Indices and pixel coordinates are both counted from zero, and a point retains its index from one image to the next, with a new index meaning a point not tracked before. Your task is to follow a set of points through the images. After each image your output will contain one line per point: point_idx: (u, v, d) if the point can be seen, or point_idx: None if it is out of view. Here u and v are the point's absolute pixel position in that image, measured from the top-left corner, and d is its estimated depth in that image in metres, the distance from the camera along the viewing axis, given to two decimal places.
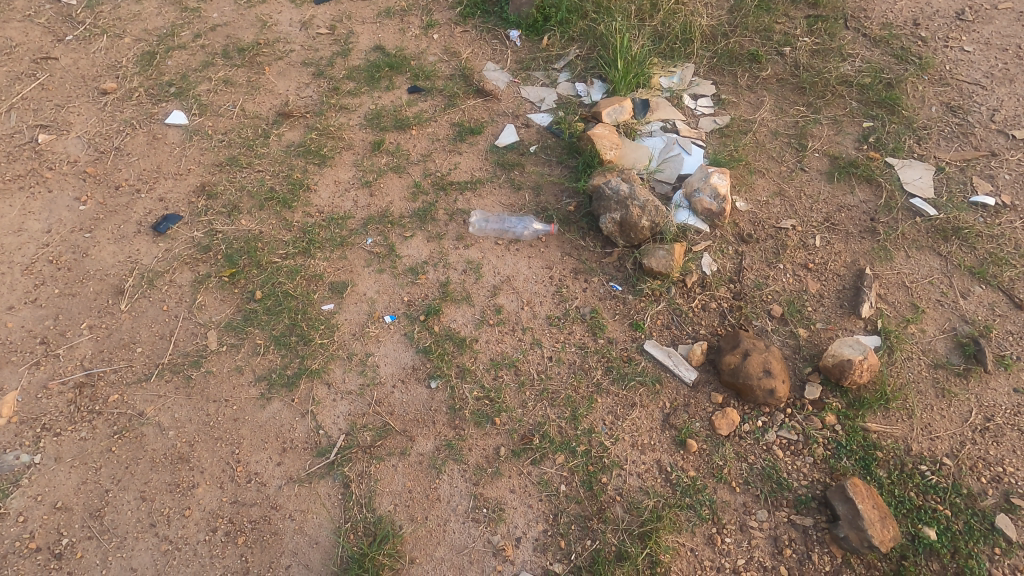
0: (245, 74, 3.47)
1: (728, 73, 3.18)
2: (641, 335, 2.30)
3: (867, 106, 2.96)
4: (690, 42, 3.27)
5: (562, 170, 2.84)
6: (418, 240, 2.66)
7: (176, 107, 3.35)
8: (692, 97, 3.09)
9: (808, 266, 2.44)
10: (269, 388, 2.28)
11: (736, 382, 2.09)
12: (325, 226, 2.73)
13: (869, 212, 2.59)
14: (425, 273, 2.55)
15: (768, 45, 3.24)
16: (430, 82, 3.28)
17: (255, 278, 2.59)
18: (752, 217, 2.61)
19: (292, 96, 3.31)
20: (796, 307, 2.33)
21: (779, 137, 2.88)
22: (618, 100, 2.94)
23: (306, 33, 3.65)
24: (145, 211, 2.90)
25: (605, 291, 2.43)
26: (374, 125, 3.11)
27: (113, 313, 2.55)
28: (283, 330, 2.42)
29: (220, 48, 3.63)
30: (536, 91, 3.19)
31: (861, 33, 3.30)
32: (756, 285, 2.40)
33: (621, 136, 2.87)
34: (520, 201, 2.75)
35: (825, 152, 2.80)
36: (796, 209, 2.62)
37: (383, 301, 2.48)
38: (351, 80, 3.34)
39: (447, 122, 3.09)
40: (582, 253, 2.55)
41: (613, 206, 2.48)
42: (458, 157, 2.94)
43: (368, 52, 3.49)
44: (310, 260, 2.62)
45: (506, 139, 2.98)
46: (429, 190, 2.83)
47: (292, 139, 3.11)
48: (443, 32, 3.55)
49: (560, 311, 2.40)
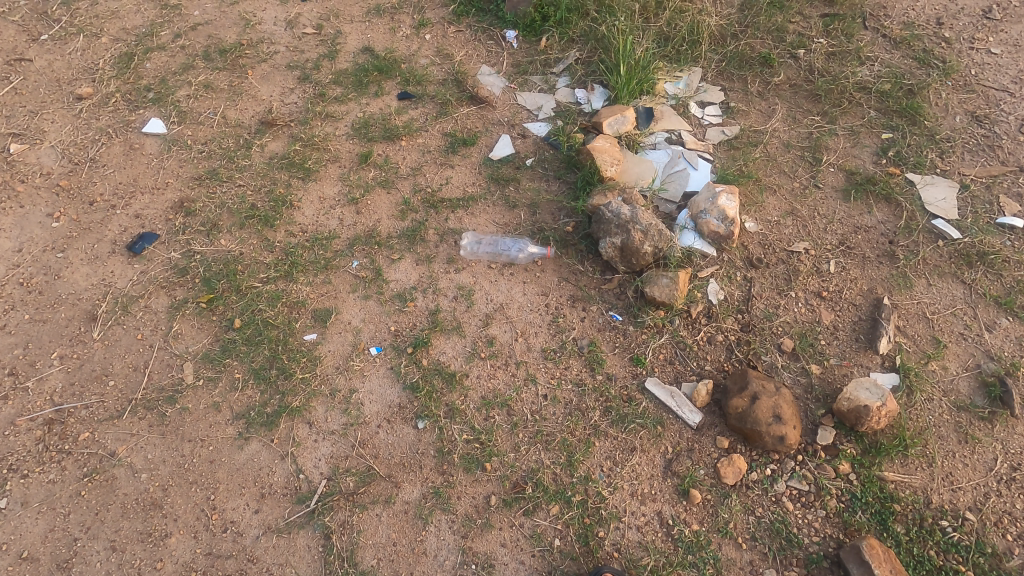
0: (227, 77, 3.29)
1: (738, 78, 2.98)
2: (642, 371, 2.16)
3: (887, 115, 2.76)
4: (698, 43, 3.06)
5: (560, 186, 2.67)
6: (407, 263, 2.50)
7: (154, 113, 3.18)
8: (699, 105, 2.89)
9: (821, 294, 2.29)
10: (247, 427, 2.16)
11: (743, 427, 1.95)
12: (309, 247, 2.58)
13: (887, 234, 2.42)
14: (414, 299, 2.40)
15: (780, 47, 3.04)
16: (421, 88, 3.09)
17: (233, 304, 2.45)
18: (762, 239, 2.44)
19: (276, 103, 3.14)
20: (808, 340, 2.18)
21: (792, 149, 2.70)
22: (619, 110, 2.75)
23: (291, 33, 3.46)
24: (120, 229, 2.75)
25: (605, 322, 2.29)
26: (361, 135, 2.93)
27: (85, 341, 2.43)
28: (262, 363, 2.29)
29: (201, 49, 3.45)
30: (533, 98, 3.01)
31: (881, 33, 3.09)
32: (766, 316, 2.25)
33: (622, 149, 2.68)
34: (515, 220, 2.58)
35: (841, 167, 2.62)
36: (809, 230, 2.46)
37: (368, 331, 2.34)
38: (338, 86, 3.16)
39: (438, 131, 2.91)
40: (580, 278, 2.40)
41: (613, 230, 2.32)
42: (450, 171, 2.77)
43: (356, 54, 3.30)
44: (292, 284, 2.48)
45: (500, 152, 2.80)
46: (419, 207, 2.66)
47: (275, 150, 2.94)
48: (435, 32, 3.35)
49: (556, 343, 2.25)
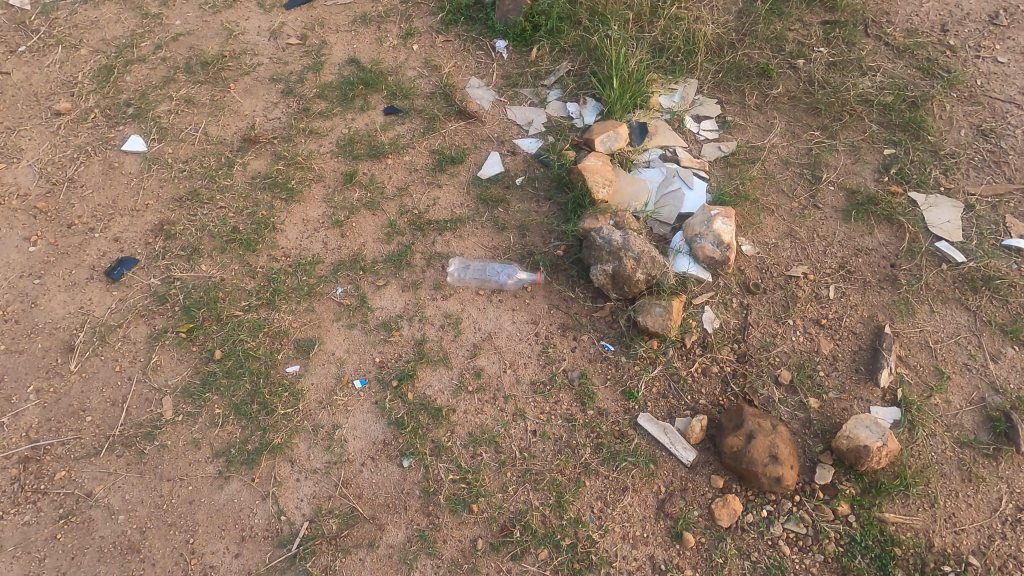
0: (209, 91, 3.19)
1: (735, 89, 2.88)
2: (634, 406, 2.09)
3: (889, 130, 2.67)
4: (693, 53, 2.96)
5: (551, 206, 2.58)
6: (392, 289, 2.43)
7: (134, 130, 3.09)
8: (694, 119, 2.80)
9: (819, 322, 2.21)
10: (227, 465, 2.10)
11: (738, 467, 1.89)
12: (292, 273, 2.51)
13: (889, 258, 2.33)
14: (399, 328, 2.33)
15: (779, 57, 2.94)
16: (408, 102, 3.00)
17: (214, 334, 2.37)
18: (759, 263, 2.36)
19: (259, 118, 3.04)
20: (806, 372, 2.11)
21: (791, 166, 2.61)
22: (612, 126, 2.66)
23: (275, 43, 3.35)
24: (99, 253, 2.68)
25: (596, 352, 2.21)
26: (346, 153, 2.84)
27: (61, 374, 2.36)
28: (243, 398, 2.22)
29: (183, 61, 3.34)
30: (523, 112, 2.91)
31: (883, 41, 2.99)
32: (763, 346, 2.17)
33: (615, 167, 2.59)
34: (504, 243, 2.50)
35: (841, 185, 2.53)
36: (807, 254, 2.38)
37: (353, 362, 2.27)
38: (323, 100, 3.06)
39: (425, 148, 2.82)
40: (571, 306, 2.32)
41: (605, 257, 2.24)
42: (437, 191, 2.68)
43: (341, 66, 3.19)
44: (274, 313, 2.40)
45: (489, 170, 2.72)
46: (405, 230, 2.58)
47: (257, 169, 2.85)
48: (423, 42, 3.25)
49: (545, 375, 2.18)
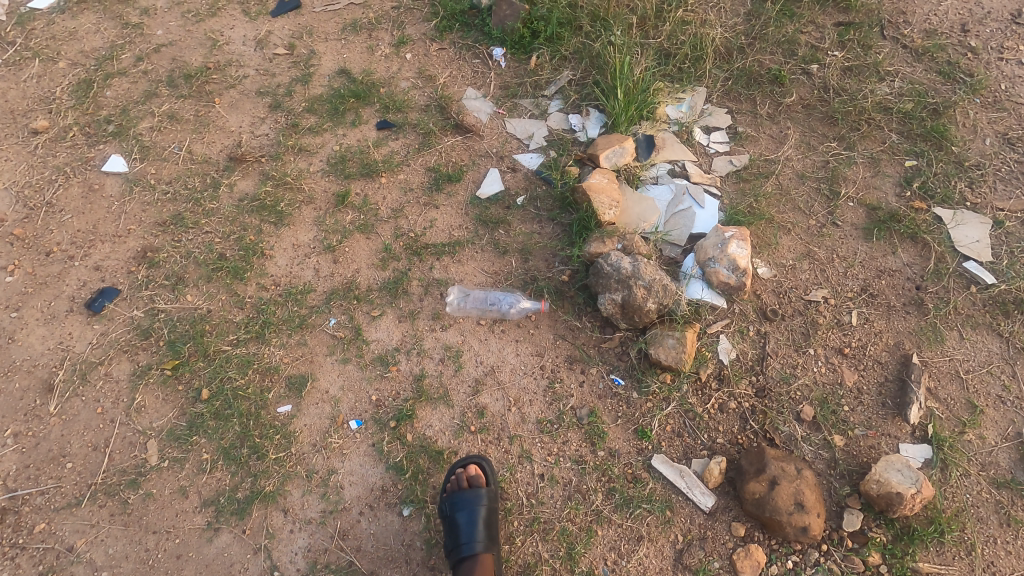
0: (193, 106, 3.03)
1: (745, 97, 2.73)
2: (648, 446, 1.97)
3: (910, 139, 2.53)
4: (701, 60, 2.81)
5: (554, 227, 2.44)
6: (388, 320, 2.30)
7: (115, 149, 2.93)
8: (703, 130, 2.65)
9: (842, 352, 2.09)
10: (216, 515, 1.98)
11: (761, 515, 1.77)
12: (282, 303, 2.37)
13: (914, 279, 2.20)
14: (396, 363, 2.20)
15: (791, 63, 2.78)
16: (402, 115, 2.85)
17: (200, 372, 2.25)
18: (776, 287, 2.23)
19: (245, 135, 2.89)
20: (829, 407, 1.99)
21: (807, 181, 2.47)
22: (617, 141, 2.51)
23: (261, 54, 3.20)
24: (79, 284, 2.54)
25: (606, 387, 2.09)
26: (337, 172, 2.70)
27: (40, 417, 2.23)
28: (233, 441, 2.10)
29: (165, 73, 3.18)
30: (523, 125, 2.77)
31: (901, 43, 2.83)
32: (782, 378, 2.05)
33: (621, 185, 2.45)
34: (505, 268, 2.37)
35: (861, 201, 2.40)
36: (827, 276, 2.24)
37: (348, 401, 2.15)
38: (312, 114, 2.91)
39: (420, 166, 2.68)
40: (578, 336, 2.19)
41: (613, 285, 2.10)
42: (434, 212, 2.54)
43: (331, 77, 3.04)
44: (264, 347, 2.27)
45: (489, 189, 2.57)
46: (401, 255, 2.45)
47: (244, 190, 2.70)
48: (417, 50, 3.09)
49: (552, 413, 2.06)
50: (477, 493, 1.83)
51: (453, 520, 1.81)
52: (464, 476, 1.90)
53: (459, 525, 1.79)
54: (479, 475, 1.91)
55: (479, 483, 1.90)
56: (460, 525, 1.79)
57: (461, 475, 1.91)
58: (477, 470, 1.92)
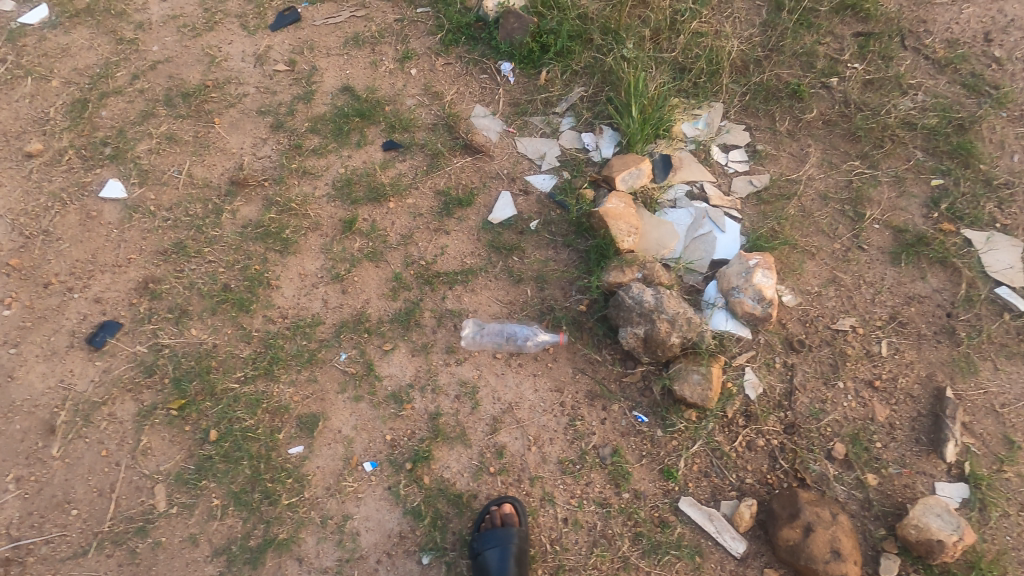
0: (192, 127, 2.94)
1: (764, 113, 2.64)
2: (674, 487, 1.91)
3: (936, 157, 2.45)
4: (717, 74, 2.72)
5: (570, 254, 2.36)
6: (401, 354, 2.22)
7: (112, 173, 2.83)
8: (721, 149, 2.57)
9: (873, 384, 2.02)
10: (228, 565, 1.91)
11: (796, 562, 1.71)
12: (291, 337, 2.29)
13: (945, 306, 2.14)
14: (411, 400, 2.13)
15: (810, 76, 2.69)
16: (409, 135, 2.76)
17: (208, 412, 2.17)
18: (802, 315, 2.16)
19: (247, 157, 2.80)
20: (861, 444, 1.93)
21: (830, 202, 2.39)
22: (634, 162, 2.42)
23: (261, 70, 3.10)
24: (79, 317, 2.45)
25: (629, 424, 2.02)
26: (343, 196, 2.61)
27: (42, 460, 2.15)
28: (243, 485, 2.03)
29: (163, 92, 3.08)
30: (534, 145, 2.68)
31: (922, 54, 2.74)
32: (812, 413, 1.98)
33: (639, 209, 2.37)
34: (521, 298, 2.29)
35: (887, 223, 2.32)
36: (854, 303, 2.17)
37: (362, 441, 2.08)
38: (315, 135, 2.82)
39: (429, 189, 2.59)
40: (598, 370, 2.12)
41: (635, 319, 2.03)
42: (444, 238, 2.46)
43: (334, 95, 2.94)
44: (273, 385, 2.20)
45: (501, 214, 2.49)
46: (412, 284, 2.36)
47: (248, 216, 2.62)
48: (422, 65, 2.99)
49: (574, 453, 1.99)
50: (508, 530, 1.78)
51: (483, 558, 1.76)
52: (498, 514, 1.86)
53: (490, 562, 1.74)
54: (514, 514, 1.87)
55: (513, 522, 1.85)
56: (490, 562, 1.74)
57: (495, 514, 1.87)
58: (511, 509, 1.88)
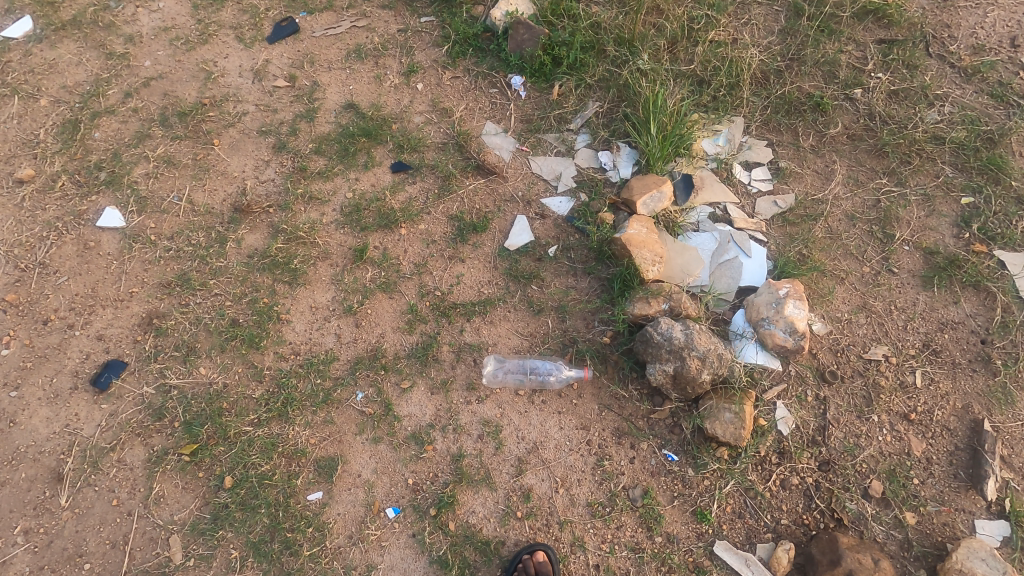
0: (190, 149, 2.82)
1: (786, 128, 2.56)
2: (708, 530, 1.86)
3: (965, 173, 2.38)
4: (737, 87, 2.62)
5: (591, 282, 2.28)
6: (420, 392, 2.15)
7: (109, 200, 2.71)
8: (743, 167, 2.49)
9: (909, 417, 1.96)
10: None
11: None
12: (305, 375, 2.21)
13: (979, 333, 2.09)
14: (432, 441, 2.06)
15: (833, 87, 2.61)
16: (418, 156, 2.66)
17: (221, 456, 2.10)
18: (833, 344, 2.09)
19: (250, 181, 2.70)
20: (899, 481, 1.87)
21: (858, 222, 2.32)
22: (655, 184, 2.33)
23: (260, 86, 2.97)
24: (81, 356, 2.34)
25: (658, 464, 1.96)
26: (353, 223, 2.52)
27: (51, 511, 2.06)
28: (262, 535, 1.97)
29: (158, 111, 2.95)
30: (549, 164, 2.59)
31: (947, 62, 2.66)
32: (847, 449, 1.93)
33: (661, 234, 2.29)
34: (541, 330, 2.21)
35: (917, 244, 2.26)
36: (886, 330, 2.11)
37: (383, 485, 2.01)
38: (320, 156, 2.71)
39: (442, 214, 2.50)
40: (624, 406, 2.06)
41: (664, 355, 1.96)
42: (460, 266, 2.38)
43: (338, 112, 2.83)
44: (288, 427, 2.12)
45: (518, 239, 2.41)
46: (428, 316, 2.28)
47: (254, 246, 2.52)
48: (428, 79, 2.88)
49: (603, 494, 1.94)
50: None
51: None
52: (531, 563, 1.80)
53: None
54: (547, 563, 1.81)
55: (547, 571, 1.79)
56: None
57: (528, 563, 1.81)
58: (544, 556, 1.82)
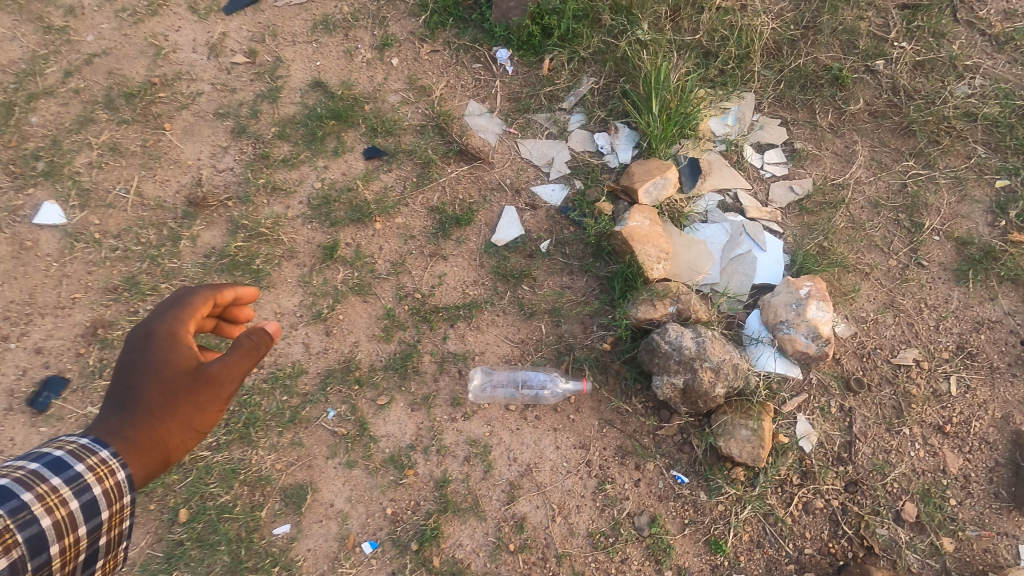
0: (139, 135, 2.52)
1: (801, 105, 2.31)
2: (723, 561, 1.67)
3: (998, 154, 2.15)
4: (747, 59, 2.36)
5: (588, 281, 2.05)
6: (399, 409, 1.91)
7: (47, 194, 2.41)
8: (755, 149, 2.25)
9: (943, 430, 1.77)
10: None
11: None
12: (269, 391, 1.94)
13: (1018, 333, 1.89)
14: (413, 465, 1.83)
15: (852, 59, 2.35)
16: (393, 140, 2.38)
17: (176, 486, 1.83)
18: (859, 348, 1.88)
19: (206, 170, 2.41)
20: (935, 502, 1.68)
21: (882, 210, 2.09)
22: (658, 168, 2.09)
23: (216, 64, 2.66)
24: (16, 372, 2.08)
25: (667, 487, 1.76)
26: (322, 216, 2.25)
27: None
28: None
29: (102, 93, 2.63)
30: (540, 148, 2.33)
31: (977, 29, 2.41)
32: (877, 467, 1.73)
33: (667, 226, 2.05)
34: (534, 336, 1.98)
35: (948, 234, 2.04)
36: (916, 331, 1.90)
37: (359, 516, 1.79)
38: (285, 141, 2.42)
39: (421, 205, 2.24)
40: (627, 421, 1.84)
41: (672, 366, 1.74)
42: (441, 264, 2.13)
43: (304, 92, 2.54)
44: (250, 451, 1.87)
45: (506, 234, 2.16)
46: (407, 322, 2.04)
47: (211, 244, 2.25)
48: (404, 54, 2.58)
49: (606, 522, 1.73)
50: None
51: None
52: None
53: None
54: None
55: None
56: None
57: None
58: None
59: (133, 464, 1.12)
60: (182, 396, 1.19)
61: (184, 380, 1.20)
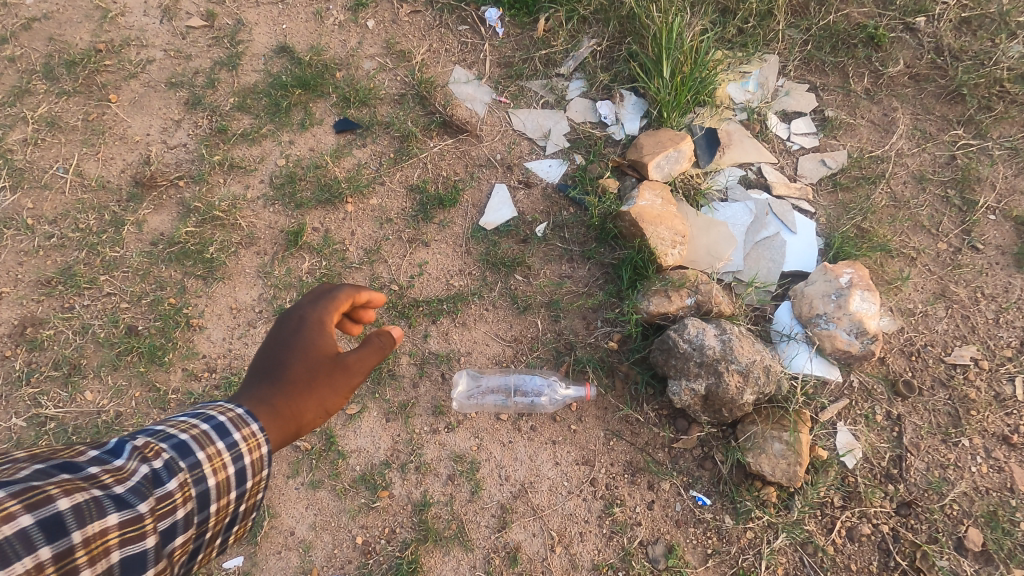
0: (81, 109, 2.19)
1: (832, 68, 2.03)
2: None
3: None
4: (771, 15, 2.04)
5: (591, 270, 1.78)
6: (371, 419, 1.63)
7: None
8: (780, 118, 1.97)
9: (1010, 441, 1.51)
10: None
11: None
12: None
13: None
14: (388, 486, 1.57)
15: (889, 15, 2.03)
16: (369, 111, 2.09)
17: None
18: (907, 345, 1.62)
19: (156, 147, 2.12)
20: (1004, 528, 1.42)
21: (928, 185, 1.82)
22: (671, 140, 1.80)
23: (170, 27, 2.34)
24: None
25: (686, 510, 1.50)
26: (286, 198, 1.97)
27: None
28: None
29: (41, 61, 2.25)
30: (534, 119, 2.05)
31: None
32: (933, 486, 1.47)
33: (681, 205, 1.77)
34: (529, 333, 1.71)
35: (1006, 213, 1.77)
36: (974, 324, 1.64)
37: (324, 547, 1.53)
38: (246, 114, 2.13)
39: (400, 184, 1.96)
40: (638, 432, 1.57)
41: (693, 370, 1.46)
42: (423, 251, 1.85)
43: (269, 58, 2.24)
44: None
45: (496, 215, 1.88)
46: (381, 317, 1.75)
47: (160, 230, 1.97)
48: (382, 15, 2.28)
49: (614, 553, 1.48)
50: None
51: None
52: None
53: None
54: None
55: None
56: None
57: None
58: None
59: (273, 434, 1.00)
60: (323, 377, 1.06)
61: (326, 363, 1.08)
